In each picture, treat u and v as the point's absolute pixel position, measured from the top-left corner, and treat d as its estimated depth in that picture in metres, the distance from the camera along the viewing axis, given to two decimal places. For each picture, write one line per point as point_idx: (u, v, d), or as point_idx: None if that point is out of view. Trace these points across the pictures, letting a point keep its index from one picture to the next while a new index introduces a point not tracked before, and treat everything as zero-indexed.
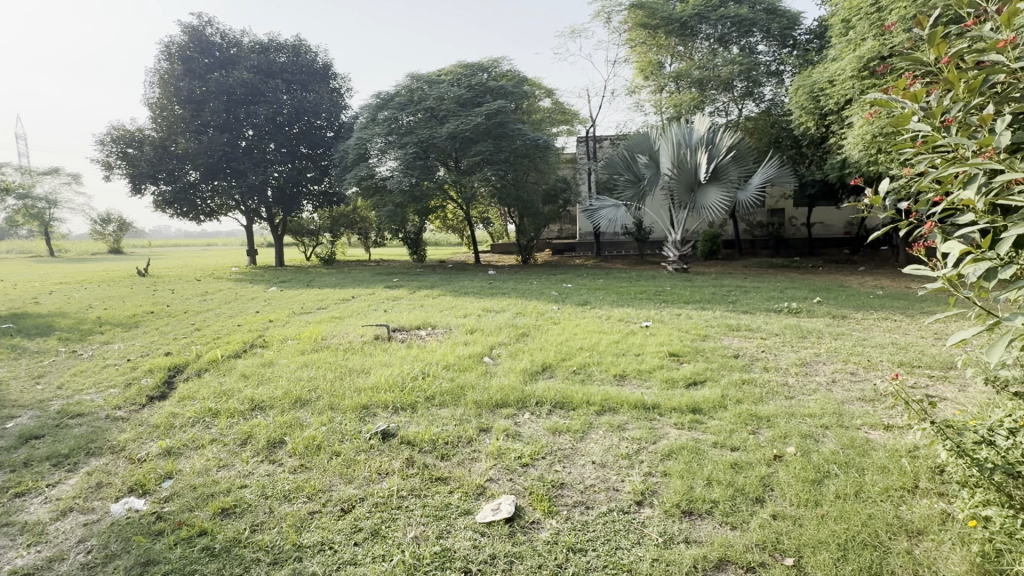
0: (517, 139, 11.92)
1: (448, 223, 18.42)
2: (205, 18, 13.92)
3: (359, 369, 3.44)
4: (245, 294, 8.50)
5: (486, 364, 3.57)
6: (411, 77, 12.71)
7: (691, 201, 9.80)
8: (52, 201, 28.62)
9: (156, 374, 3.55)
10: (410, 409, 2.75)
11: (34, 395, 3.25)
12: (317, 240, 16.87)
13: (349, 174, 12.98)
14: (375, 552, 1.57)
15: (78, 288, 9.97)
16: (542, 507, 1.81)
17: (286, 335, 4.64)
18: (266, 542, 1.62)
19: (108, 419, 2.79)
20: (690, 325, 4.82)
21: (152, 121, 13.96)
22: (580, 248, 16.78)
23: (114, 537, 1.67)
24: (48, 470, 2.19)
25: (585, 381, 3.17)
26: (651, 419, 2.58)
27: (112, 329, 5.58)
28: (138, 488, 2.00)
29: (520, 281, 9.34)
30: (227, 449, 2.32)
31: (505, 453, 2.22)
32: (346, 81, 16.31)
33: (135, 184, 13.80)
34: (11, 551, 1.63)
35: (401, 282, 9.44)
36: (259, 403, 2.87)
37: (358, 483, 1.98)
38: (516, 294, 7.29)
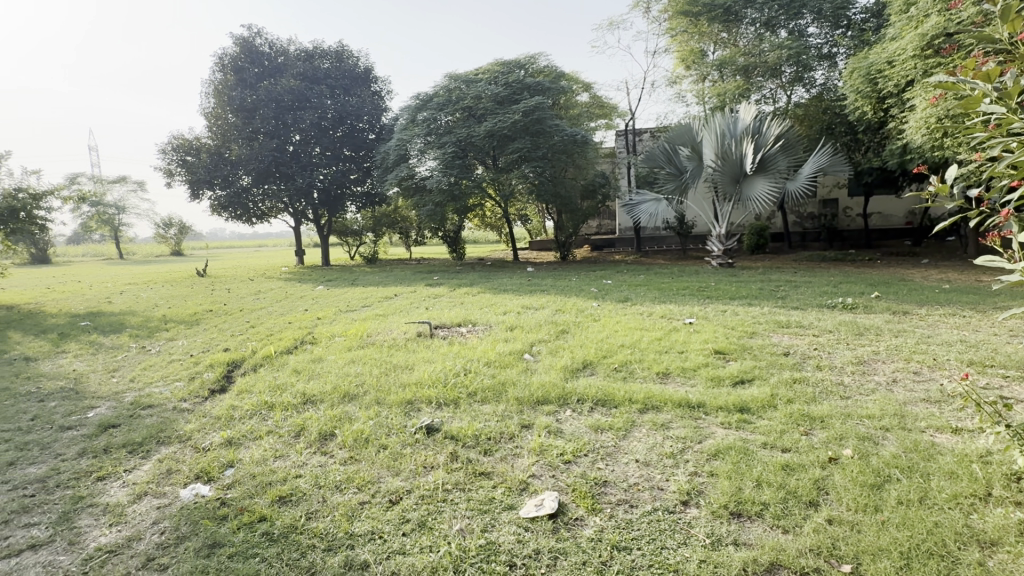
0: (555, 135, 11.84)
1: (487, 221, 18.57)
2: (255, 30, 14.58)
3: (403, 365, 3.53)
4: (295, 293, 8.88)
5: (527, 360, 3.58)
6: (450, 77, 12.88)
7: (736, 193, 9.44)
8: (120, 206, 30.74)
9: (217, 368, 3.77)
10: (453, 404, 2.80)
11: (111, 387, 3.52)
12: (361, 240, 17.41)
13: (391, 175, 13.30)
14: (422, 543, 1.61)
15: (144, 289, 10.70)
16: (585, 504, 1.81)
17: (334, 332, 4.82)
18: (320, 530, 1.70)
19: (174, 411, 2.98)
20: (736, 321, 4.67)
21: (208, 130, 14.77)
22: (620, 244, 16.54)
23: (184, 520, 1.80)
24: (125, 456, 2.37)
25: (627, 378, 3.13)
26: (695, 418, 2.53)
27: (176, 326, 5.96)
28: (203, 476, 2.14)
29: (560, 277, 9.30)
30: (282, 440, 2.45)
31: (547, 450, 2.22)
32: (386, 84, 16.66)
33: (193, 190, 14.65)
34: (95, 529, 1.78)
35: (441, 280, 9.61)
36: (310, 397, 3.00)
37: (405, 475, 2.04)
38: (555, 291, 7.28)
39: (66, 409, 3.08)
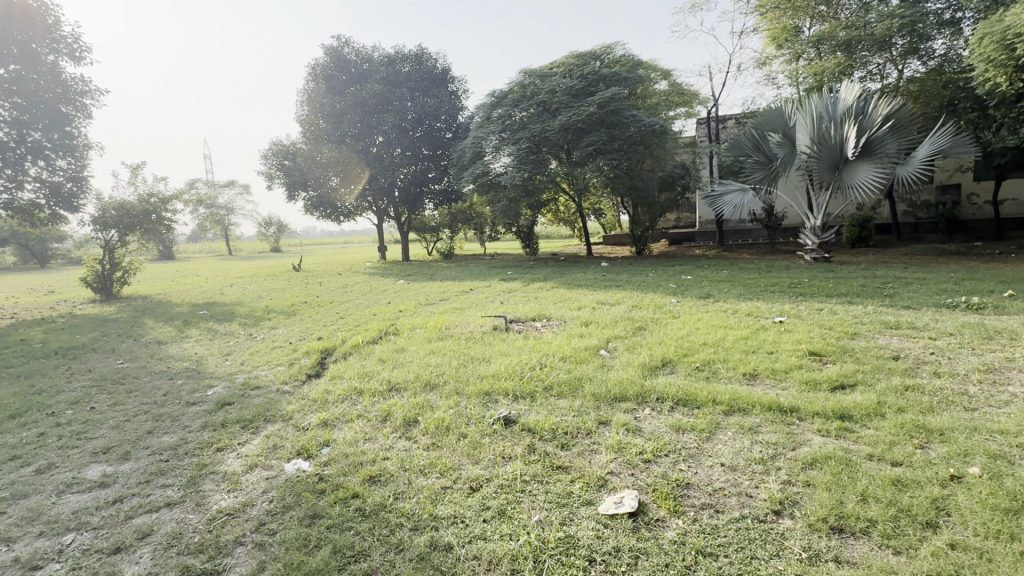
0: (632, 126, 11.47)
1: (560, 216, 18.49)
2: (344, 39, 15.57)
3: (480, 357, 3.62)
4: (379, 286, 9.41)
5: (603, 356, 3.54)
6: (524, 72, 12.94)
7: (835, 181, 8.61)
8: (229, 208, 34.25)
9: (312, 355, 4.09)
10: (529, 397, 2.84)
11: (225, 369, 3.96)
12: (438, 236, 18.03)
13: (467, 173, 13.67)
14: (502, 531, 1.65)
15: (249, 282, 11.87)
16: (667, 506, 1.76)
17: (415, 324, 5.05)
18: (406, 510, 1.80)
19: (278, 392, 3.30)
20: (834, 321, 4.28)
21: (302, 135, 16.00)
22: (700, 238, 15.76)
23: (289, 491, 1.98)
24: (239, 430, 2.66)
25: (710, 379, 2.98)
26: (787, 424, 2.36)
27: (276, 316, 6.55)
28: (303, 452, 2.34)
29: (636, 272, 9.05)
30: (371, 424, 2.61)
31: (626, 448, 2.18)
32: (463, 84, 17.08)
33: (290, 192, 15.99)
34: (216, 494, 2.01)
35: (515, 275, 9.72)
36: (395, 384, 3.18)
37: (485, 464, 2.10)
38: (631, 286, 7.10)
39: (191, 387, 3.52)
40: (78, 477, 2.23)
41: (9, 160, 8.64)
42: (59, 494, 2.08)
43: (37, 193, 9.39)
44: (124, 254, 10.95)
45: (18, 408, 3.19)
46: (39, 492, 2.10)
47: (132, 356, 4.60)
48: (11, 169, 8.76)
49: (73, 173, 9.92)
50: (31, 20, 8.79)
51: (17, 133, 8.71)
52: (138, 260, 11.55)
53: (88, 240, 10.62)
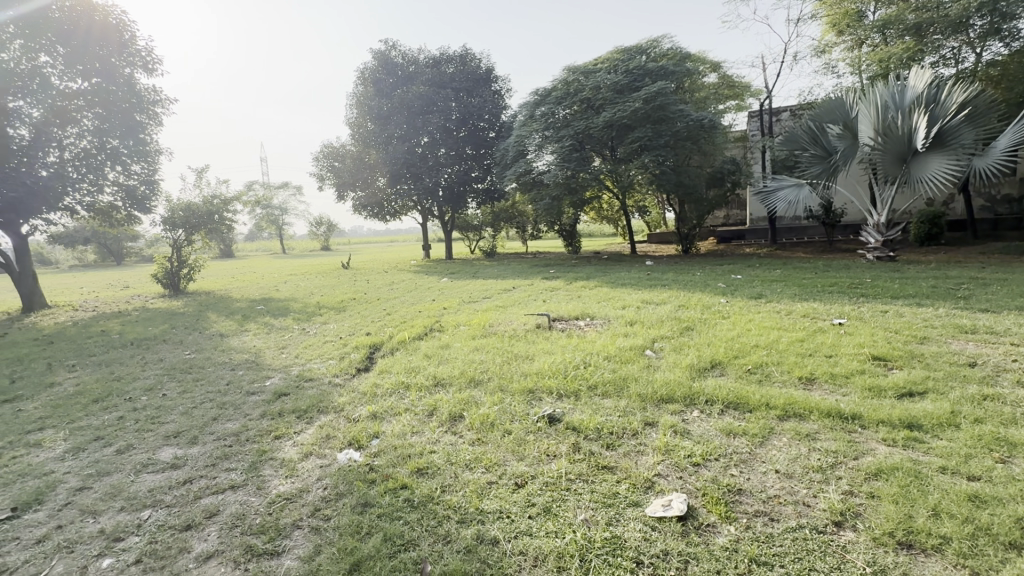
0: (679, 121, 11.18)
1: (603, 214, 18.25)
2: (391, 43, 16.00)
3: (524, 355, 3.64)
4: (423, 284, 9.61)
5: (648, 357, 3.46)
6: (568, 69, 12.85)
7: (902, 174, 8.05)
8: (283, 208, 35.96)
9: (361, 350, 4.24)
10: (573, 396, 2.82)
11: (282, 361, 4.17)
12: (480, 235, 18.21)
13: (510, 171, 13.77)
14: (547, 528, 1.66)
15: (301, 279, 12.42)
16: (717, 511, 1.71)
17: (459, 321, 5.14)
18: (453, 503, 1.83)
19: (330, 384, 3.44)
20: (900, 324, 4.00)
21: (351, 138, 16.57)
22: (751, 235, 15.15)
23: (341, 480, 2.06)
24: (295, 420, 2.79)
25: (763, 382, 2.86)
26: (848, 431, 2.23)
27: (326, 311, 6.82)
28: (354, 443, 2.43)
29: (682, 271, 8.83)
30: (418, 418, 2.67)
31: (674, 450, 2.14)
32: (506, 83, 17.15)
33: (340, 193, 16.60)
34: (276, 479, 2.12)
35: (558, 273, 9.67)
36: (440, 379, 3.25)
37: (529, 461, 2.11)
38: (677, 285, 6.93)
39: (251, 377, 3.73)
40: (153, 458, 2.41)
41: (91, 166, 9.40)
42: (137, 473, 2.26)
43: (116, 196, 10.19)
44: (191, 251, 11.67)
45: (101, 393, 3.49)
46: (120, 471, 2.29)
47: (198, 347, 4.92)
48: (92, 174, 9.49)
49: (146, 177, 10.63)
50: (109, 34, 9.47)
51: (97, 141, 9.45)
52: (203, 257, 12.27)
53: (159, 239, 11.41)
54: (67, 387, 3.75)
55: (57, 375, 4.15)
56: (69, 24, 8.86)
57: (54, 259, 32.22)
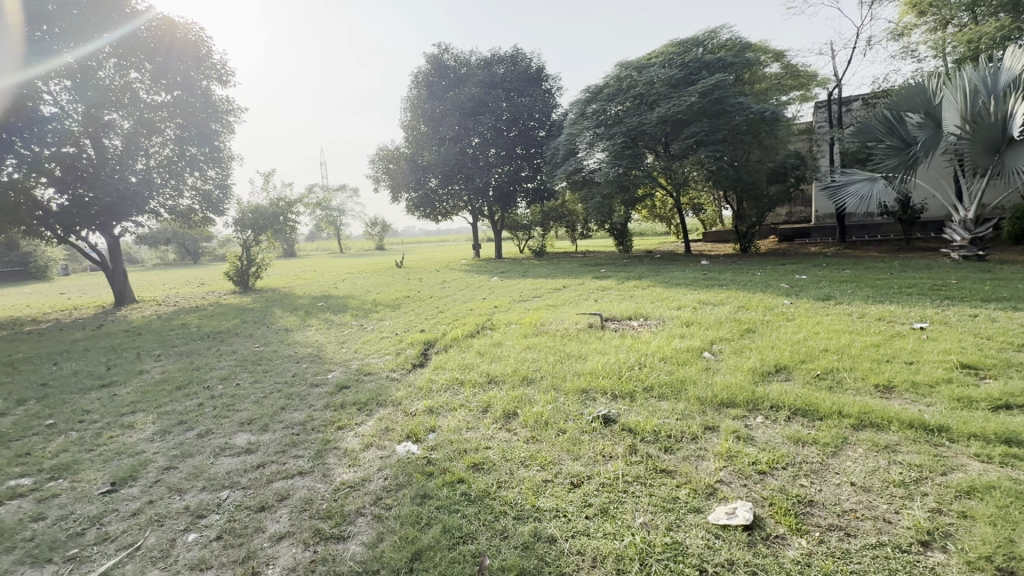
0: (738, 115, 10.72)
1: (656, 212, 17.79)
2: (444, 47, 16.31)
3: (576, 354, 3.61)
4: (474, 283, 9.75)
5: (707, 359, 3.34)
6: (621, 65, 12.64)
7: (994, 165, 7.32)
8: (341, 210, 37.60)
9: (416, 346, 4.35)
10: (629, 397, 2.77)
11: (342, 355, 4.37)
12: (530, 234, 18.23)
13: (560, 170, 13.74)
14: (605, 529, 1.64)
15: (358, 277, 12.92)
16: (787, 523, 1.62)
17: (510, 320, 5.17)
18: (510, 499, 1.85)
19: (388, 378, 3.57)
20: (994, 330, 3.64)
21: (406, 140, 17.10)
22: (816, 233, 14.29)
23: (401, 471, 2.13)
24: (356, 412, 2.91)
25: (834, 389, 2.69)
26: (935, 445, 2.05)
27: (383, 308, 7.07)
28: (412, 436, 2.50)
29: (740, 271, 8.46)
30: (473, 414, 2.72)
31: (737, 457, 2.05)
32: (557, 81, 17.07)
33: (394, 193, 17.18)
34: (339, 467, 2.22)
35: (609, 272, 9.55)
36: (494, 376, 3.29)
37: (585, 461, 2.09)
38: (737, 285, 6.64)
39: (315, 370, 3.92)
40: (229, 443, 2.58)
41: (174, 172, 10.21)
42: (216, 456, 2.43)
43: (193, 199, 11.02)
44: (259, 251, 12.36)
45: (183, 380, 3.79)
46: (201, 453, 2.47)
47: (266, 340, 5.24)
48: (174, 180, 10.30)
49: (220, 181, 11.47)
50: (187, 49, 10.23)
51: (178, 148, 10.33)
52: (269, 257, 12.96)
53: (231, 239, 12.19)
54: (154, 374, 4.10)
55: (146, 363, 4.55)
56: (156, 42, 9.65)
57: (139, 258, 35.11)
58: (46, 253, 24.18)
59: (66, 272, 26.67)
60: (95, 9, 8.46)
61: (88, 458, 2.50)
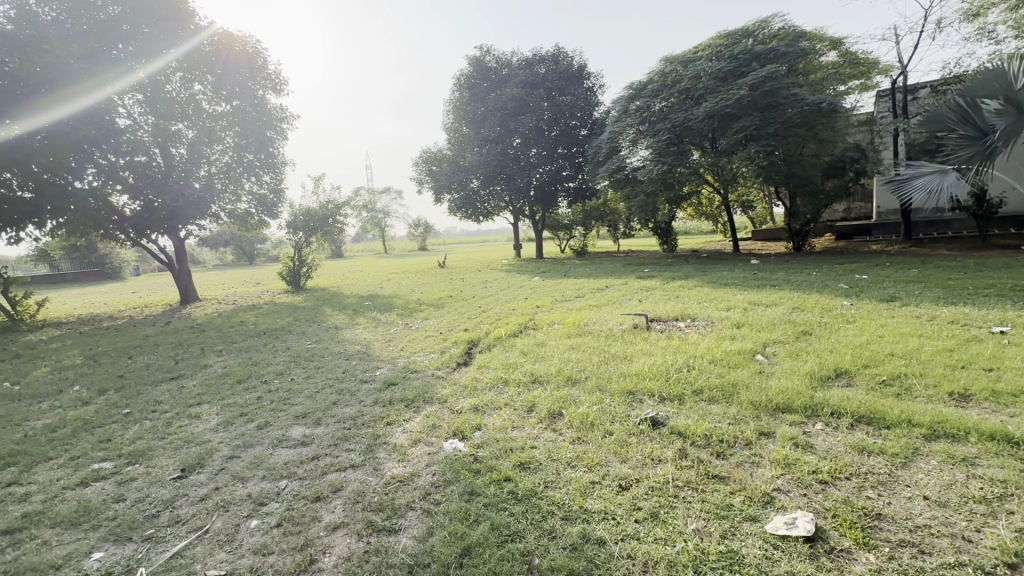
0: (792, 107, 10.22)
1: (702, 210, 17.26)
2: (485, 48, 16.46)
3: (621, 355, 3.56)
4: (516, 282, 9.78)
5: (760, 362, 3.21)
6: (665, 60, 12.35)
7: None
8: (385, 212, 38.66)
9: (460, 345, 4.42)
10: (677, 400, 2.70)
11: (390, 353, 4.49)
12: (571, 234, 18.11)
13: (603, 169, 13.58)
14: (656, 534, 1.60)
15: (402, 278, 13.21)
16: (853, 536, 1.54)
17: (553, 319, 5.15)
18: (557, 499, 1.84)
19: (433, 376, 3.64)
20: None
21: (449, 142, 17.41)
22: (878, 231, 13.44)
23: (449, 467, 2.16)
24: (404, 408, 2.99)
25: (902, 397, 2.51)
26: (1020, 459, 1.88)
27: (427, 308, 7.22)
28: (458, 433, 2.54)
29: (794, 271, 8.08)
30: (518, 413, 2.73)
31: (796, 465, 1.96)
32: (599, 79, 16.85)
33: (437, 195, 17.54)
34: (390, 462, 2.28)
35: (653, 272, 9.35)
36: (538, 376, 3.29)
37: (633, 463, 2.05)
38: (790, 286, 6.34)
39: (364, 366, 4.06)
40: (286, 435, 2.70)
41: (232, 177, 10.75)
42: (274, 447, 2.56)
43: (250, 204, 11.55)
44: (309, 252, 12.86)
45: (243, 375, 4.01)
46: (261, 444, 2.60)
47: (318, 337, 5.46)
48: (233, 186, 10.85)
49: (274, 186, 12.03)
50: (245, 61, 10.81)
51: (236, 155, 10.85)
52: (318, 257, 13.44)
53: (284, 241, 12.74)
54: (217, 369, 4.36)
55: (209, 358, 4.84)
56: (217, 55, 10.25)
57: (201, 259, 37.31)
58: (119, 255, 26.12)
59: (138, 272, 28.77)
60: (162, 27, 9.21)
61: (160, 445, 2.68)
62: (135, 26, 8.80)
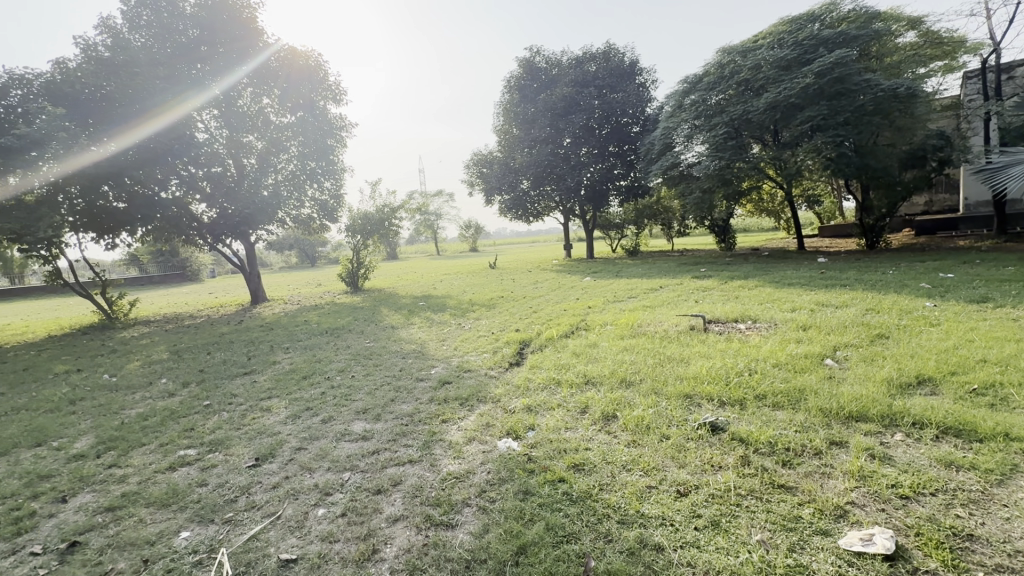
0: (864, 94, 9.52)
1: (763, 206, 16.43)
2: (536, 49, 16.47)
3: (677, 357, 3.46)
4: (567, 283, 9.73)
5: (829, 366, 3.02)
6: (723, 51, 11.87)
7: None
8: (437, 214, 39.57)
9: (512, 345, 4.46)
10: (738, 405, 2.60)
11: (443, 352, 4.60)
12: (623, 233, 17.78)
13: (656, 166, 13.26)
14: (718, 544, 1.55)
15: (454, 278, 13.48)
16: (939, 556, 1.42)
17: (606, 321, 5.07)
18: (613, 502, 1.82)
19: (486, 375, 3.70)
20: None
21: (499, 144, 17.64)
22: (965, 225, 12.28)
23: (503, 466, 2.19)
24: (458, 407, 3.05)
25: (997, 407, 2.28)
26: None
27: (479, 308, 7.32)
28: (512, 432, 2.56)
29: (867, 269, 7.53)
30: (570, 414, 2.72)
31: (872, 478, 1.83)
32: (651, 74, 16.43)
33: (488, 196, 17.84)
34: (445, 458, 2.34)
35: (710, 272, 9.02)
36: (591, 377, 3.26)
37: (692, 469, 2.00)
38: (862, 286, 5.92)
39: (419, 365, 4.18)
40: (348, 429, 2.84)
41: (297, 185, 11.32)
42: (338, 440, 2.69)
43: (312, 209, 12.15)
44: (366, 254, 13.38)
45: (308, 371, 4.24)
46: (325, 437, 2.75)
47: (376, 336, 5.68)
48: (297, 192, 11.42)
49: (334, 191, 12.61)
50: (308, 75, 11.42)
51: (300, 163, 11.47)
52: (375, 259, 13.96)
53: (343, 244, 13.35)
54: (284, 365, 4.64)
55: (278, 354, 5.16)
56: (282, 69, 10.89)
57: (269, 261, 39.75)
58: (197, 258, 28.30)
59: (213, 274, 31.12)
60: (236, 46, 9.99)
61: (236, 435, 2.89)
62: (211, 47, 9.68)
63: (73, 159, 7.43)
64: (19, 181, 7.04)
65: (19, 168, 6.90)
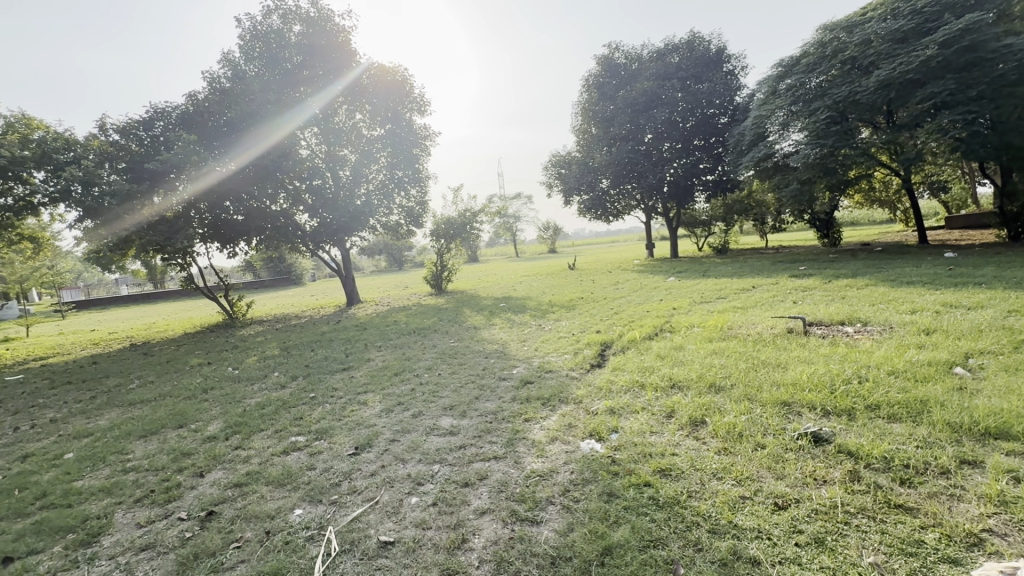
0: (1004, 62, 8.22)
1: (875, 197, 14.77)
2: (614, 45, 16.11)
3: (773, 362, 3.22)
4: (649, 284, 9.42)
5: (960, 376, 2.66)
6: (825, 28, 10.87)
7: None
8: (516, 216, 40.21)
9: (593, 347, 4.42)
10: (845, 415, 2.38)
11: (525, 352, 4.67)
12: (710, 230, 16.88)
13: (746, 157, 12.46)
14: (823, 562, 1.44)
15: (533, 279, 13.61)
16: None
17: (693, 323, 4.84)
18: (702, 510, 1.75)
19: (568, 376, 3.71)
20: None
21: (578, 144, 17.53)
22: None
23: (586, 466, 2.19)
24: (540, 406, 3.09)
25: None
26: None
27: (559, 309, 7.34)
28: (595, 434, 2.55)
29: (1009, 264, 6.49)
30: (656, 418, 2.64)
31: (1014, 503, 1.60)
32: (741, 60, 15.42)
33: (567, 197, 17.82)
34: (529, 456, 2.38)
35: (811, 270, 8.28)
36: (677, 381, 3.14)
37: (792, 482, 1.86)
38: (1002, 284, 5.13)
39: (502, 364, 4.29)
40: (437, 424, 2.98)
41: (386, 193, 12.09)
42: (428, 434, 2.84)
43: (399, 215, 12.84)
44: (449, 257, 13.94)
45: (398, 368, 4.51)
46: (417, 430, 2.92)
47: (459, 336, 5.90)
48: (386, 201, 12.18)
49: (420, 198, 13.25)
50: (395, 88, 12.09)
51: (389, 173, 12.23)
52: (457, 262, 14.49)
53: (428, 248, 13.98)
54: (379, 362, 4.98)
55: (372, 352, 5.54)
56: (373, 85, 11.68)
57: (362, 266, 42.72)
58: (301, 264, 31.15)
59: (314, 279, 34.08)
60: (332, 68, 10.85)
61: (338, 425, 3.16)
62: (311, 70, 10.61)
63: (202, 179, 8.50)
64: (162, 201, 8.31)
65: (162, 189, 8.24)
